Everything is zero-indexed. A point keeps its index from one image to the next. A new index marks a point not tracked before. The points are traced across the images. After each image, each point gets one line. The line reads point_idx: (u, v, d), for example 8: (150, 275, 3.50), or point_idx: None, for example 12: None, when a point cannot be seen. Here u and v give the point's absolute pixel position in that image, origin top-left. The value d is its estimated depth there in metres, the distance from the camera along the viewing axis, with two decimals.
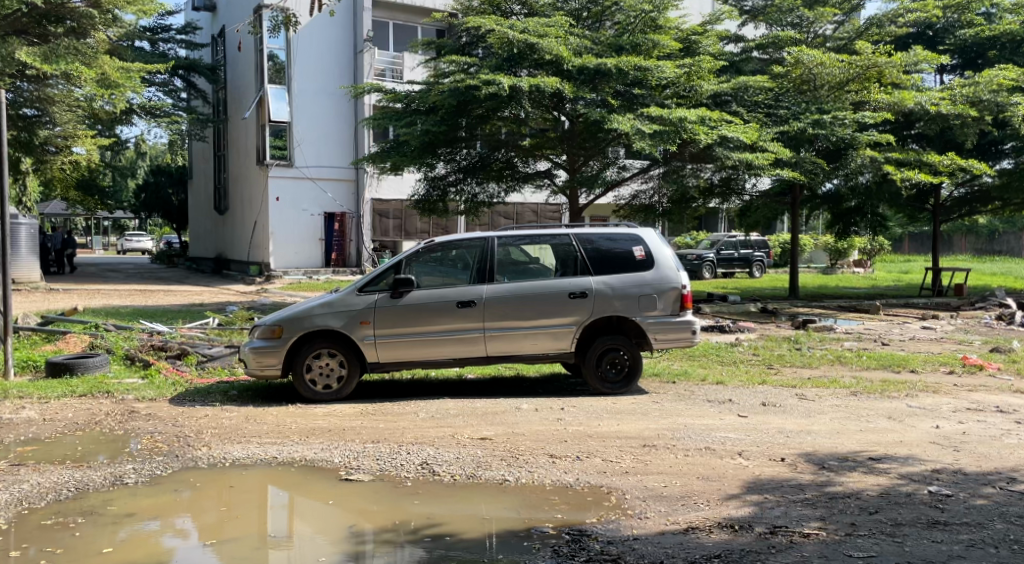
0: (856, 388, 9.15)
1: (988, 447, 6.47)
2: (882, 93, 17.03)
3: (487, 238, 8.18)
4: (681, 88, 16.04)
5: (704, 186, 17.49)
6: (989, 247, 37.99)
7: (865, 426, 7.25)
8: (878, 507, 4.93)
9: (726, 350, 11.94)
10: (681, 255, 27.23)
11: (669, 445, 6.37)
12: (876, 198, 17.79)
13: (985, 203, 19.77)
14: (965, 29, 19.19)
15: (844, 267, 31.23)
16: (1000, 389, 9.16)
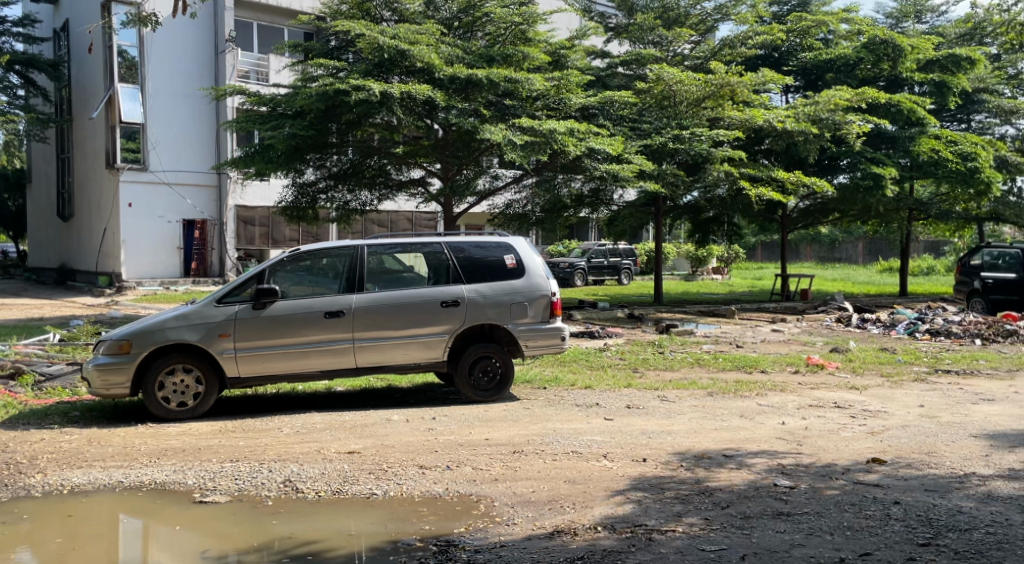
0: (712, 388, 9.65)
1: (827, 441, 6.99)
2: (736, 110, 17.97)
3: (358, 246, 8.04)
4: (551, 101, 16.55)
5: (575, 195, 17.90)
6: (830, 255, 41.20)
7: (719, 424, 7.66)
8: (730, 502, 5.20)
9: (594, 356, 12.29)
10: (554, 263, 27.74)
11: (538, 450, 6.47)
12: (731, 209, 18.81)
13: (827, 215, 21.38)
14: (806, 53, 20.71)
15: (704, 274, 32.97)
16: (839, 386, 9.92)
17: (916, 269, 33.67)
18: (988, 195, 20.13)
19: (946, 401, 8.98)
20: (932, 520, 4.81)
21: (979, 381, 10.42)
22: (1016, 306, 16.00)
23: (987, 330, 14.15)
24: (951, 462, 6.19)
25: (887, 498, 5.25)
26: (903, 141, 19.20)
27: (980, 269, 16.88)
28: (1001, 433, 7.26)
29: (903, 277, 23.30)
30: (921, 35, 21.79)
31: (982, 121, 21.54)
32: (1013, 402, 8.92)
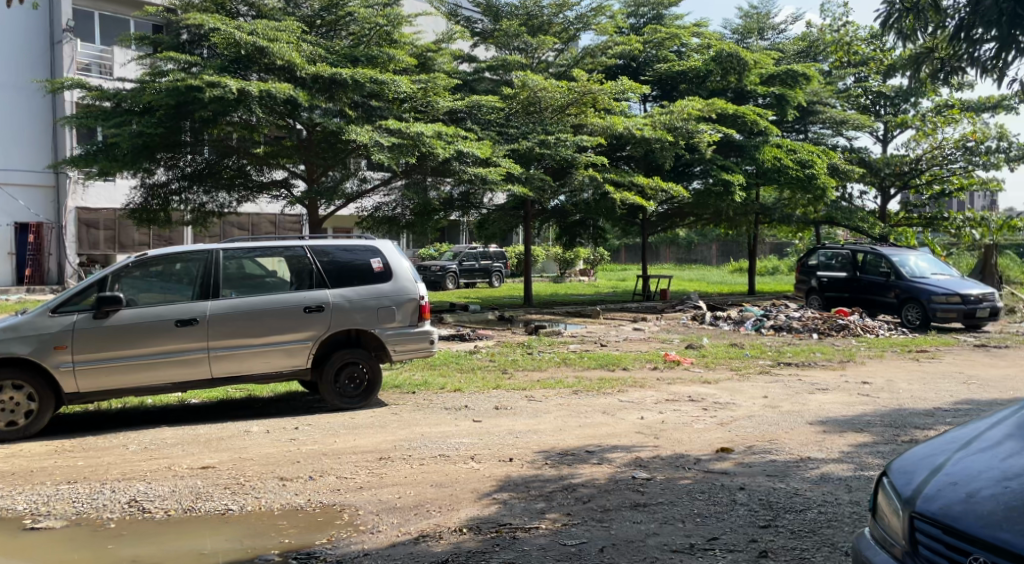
0: (577, 387, 9.92)
1: (683, 433, 7.35)
2: (599, 117, 18.49)
3: (214, 250, 7.69)
4: (418, 103, 16.53)
5: (443, 199, 17.84)
6: (687, 256, 43.38)
7: (583, 421, 7.87)
8: (591, 497, 5.36)
9: (464, 358, 12.34)
10: (424, 267, 27.57)
11: (405, 456, 6.41)
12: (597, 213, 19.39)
13: (684, 218, 22.45)
14: (662, 63, 21.66)
15: (572, 276, 33.85)
16: (694, 381, 10.47)
17: (764, 269, 35.99)
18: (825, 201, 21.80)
19: (787, 391, 9.66)
20: (773, 503, 5.16)
21: (816, 371, 11.29)
22: (846, 302, 17.34)
23: (823, 325, 15.33)
24: (790, 448, 6.65)
25: (734, 485, 5.57)
26: (749, 150, 20.47)
27: (817, 268, 18.47)
28: (834, 419, 7.89)
29: (752, 277, 24.78)
30: (765, 52, 23.38)
31: (818, 132, 23.32)
32: (844, 390, 9.72)
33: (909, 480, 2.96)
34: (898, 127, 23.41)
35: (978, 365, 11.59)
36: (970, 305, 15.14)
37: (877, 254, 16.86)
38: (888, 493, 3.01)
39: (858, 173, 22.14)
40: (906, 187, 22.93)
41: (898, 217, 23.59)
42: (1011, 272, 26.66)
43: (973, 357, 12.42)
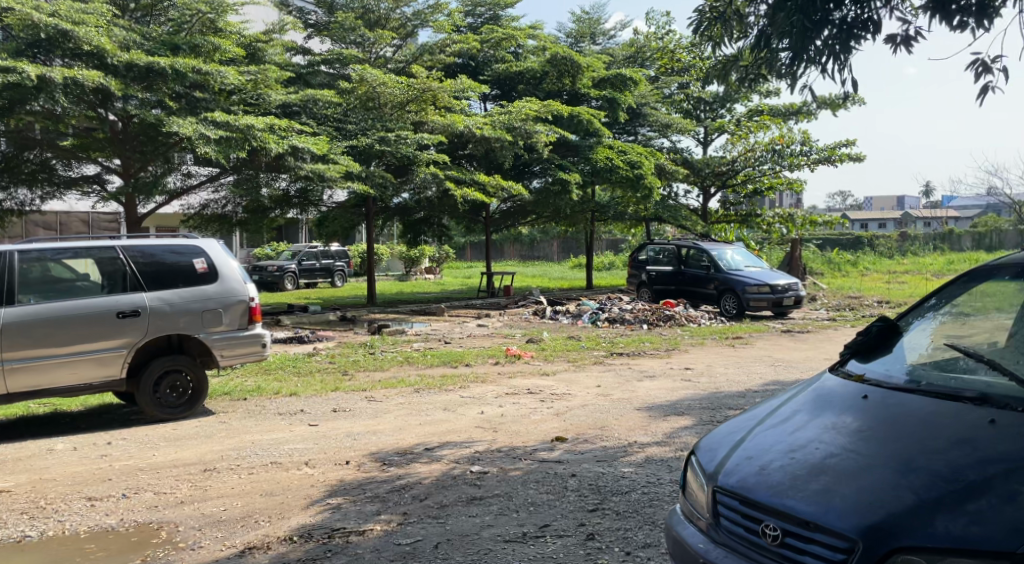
0: (418, 385, 9.88)
1: (520, 425, 7.51)
2: (438, 115, 18.41)
3: (11, 253, 7.00)
4: (248, 96, 15.84)
5: (278, 196, 17.11)
6: (530, 253, 44.40)
7: (423, 419, 7.86)
8: (427, 494, 5.37)
9: (302, 361, 11.95)
10: (261, 267, 26.42)
11: (232, 465, 6.12)
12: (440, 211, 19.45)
13: (524, 216, 22.86)
14: (499, 63, 21.99)
15: (417, 273, 33.58)
16: (533, 374, 10.73)
17: (600, 265, 37.48)
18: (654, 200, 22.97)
19: (619, 380, 10.13)
20: (600, 487, 5.38)
21: (646, 360, 11.91)
22: (672, 294, 18.38)
23: (652, 316, 16.20)
24: (619, 434, 6.98)
25: (565, 472, 5.77)
26: (584, 150, 21.20)
27: (646, 263, 19.46)
28: (659, 404, 8.35)
29: (590, 272, 25.70)
30: (596, 56, 24.35)
31: (647, 134, 24.39)
32: (670, 377, 10.32)
33: (713, 457, 3.18)
34: (716, 131, 24.77)
35: (785, 349, 12.68)
36: (778, 294, 16.53)
37: (700, 248, 18.04)
38: (697, 468, 3.23)
39: (682, 173, 23.54)
40: (724, 186, 24.66)
41: (717, 215, 25.29)
42: (814, 264, 29.41)
43: (780, 342, 13.58)
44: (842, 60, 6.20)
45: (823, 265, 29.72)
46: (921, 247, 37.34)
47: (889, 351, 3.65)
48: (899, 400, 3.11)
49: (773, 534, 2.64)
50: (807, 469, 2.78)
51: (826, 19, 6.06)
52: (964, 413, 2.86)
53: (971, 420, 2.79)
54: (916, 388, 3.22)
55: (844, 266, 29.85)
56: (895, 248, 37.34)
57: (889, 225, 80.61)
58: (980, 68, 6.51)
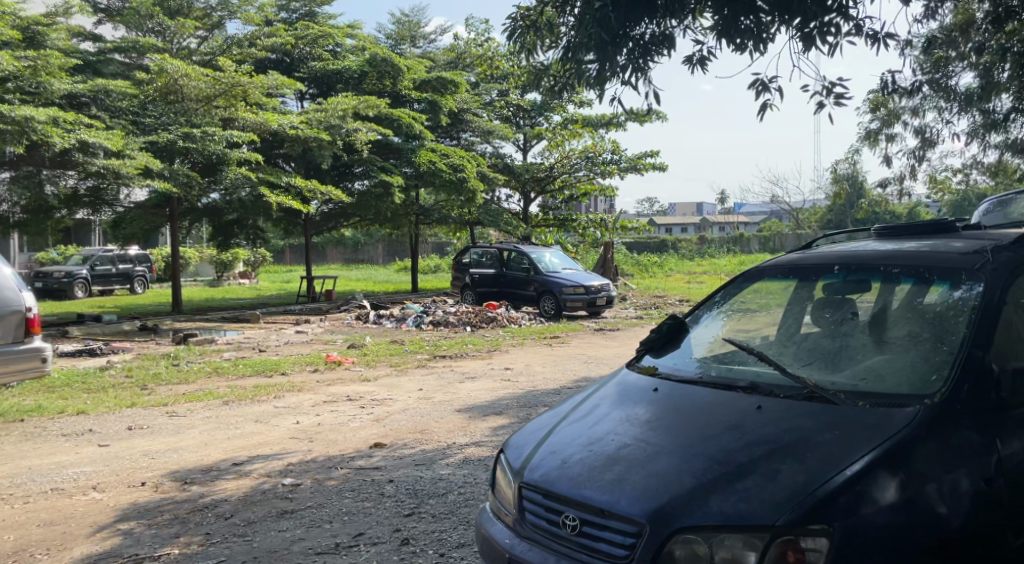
0: (228, 396, 9.35)
1: (337, 433, 7.33)
2: (250, 112, 17.50)
3: None
4: (25, 83, 14.23)
5: (66, 194, 15.49)
6: (354, 256, 43.43)
7: (232, 433, 7.46)
8: (234, 511, 5.11)
9: (93, 376, 10.93)
10: (46, 274, 23.86)
11: (4, 496, 5.48)
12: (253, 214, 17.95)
13: (344, 218, 22.30)
14: (316, 62, 21.36)
15: (230, 279, 31.77)
16: (353, 380, 10.50)
17: (425, 268, 37.42)
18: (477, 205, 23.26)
19: (439, 382, 10.16)
20: (418, 491, 5.37)
21: (467, 362, 12.04)
22: (495, 296, 18.73)
23: (475, 318, 16.41)
24: (438, 437, 7.01)
25: (383, 478, 5.70)
26: (406, 153, 21.03)
27: (469, 266, 19.67)
28: (479, 405, 8.47)
29: (414, 276, 25.56)
30: (416, 59, 24.35)
31: (468, 139, 24.60)
32: (490, 377, 10.50)
33: (519, 453, 3.29)
34: (535, 138, 25.47)
35: (597, 347, 13.30)
36: (592, 295, 17.31)
37: (520, 251, 18.52)
38: (504, 466, 3.31)
39: (503, 179, 24.01)
40: (543, 192, 25.49)
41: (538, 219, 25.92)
42: (625, 266, 31.14)
43: (594, 340, 14.26)
44: (642, 74, 6.62)
45: (633, 267, 31.53)
46: (717, 250, 40.65)
47: (678, 346, 3.95)
48: (683, 392, 3.37)
49: (572, 524, 2.76)
50: (602, 461, 2.93)
51: (628, 35, 6.44)
52: (736, 400, 3.15)
53: (742, 407, 3.07)
54: (698, 379, 3.50)
55: (651, 268, 31.81)
56: (697, 252, 40.33)
57: (691, 229, 87.11)
58: (760, 88, 7.19)
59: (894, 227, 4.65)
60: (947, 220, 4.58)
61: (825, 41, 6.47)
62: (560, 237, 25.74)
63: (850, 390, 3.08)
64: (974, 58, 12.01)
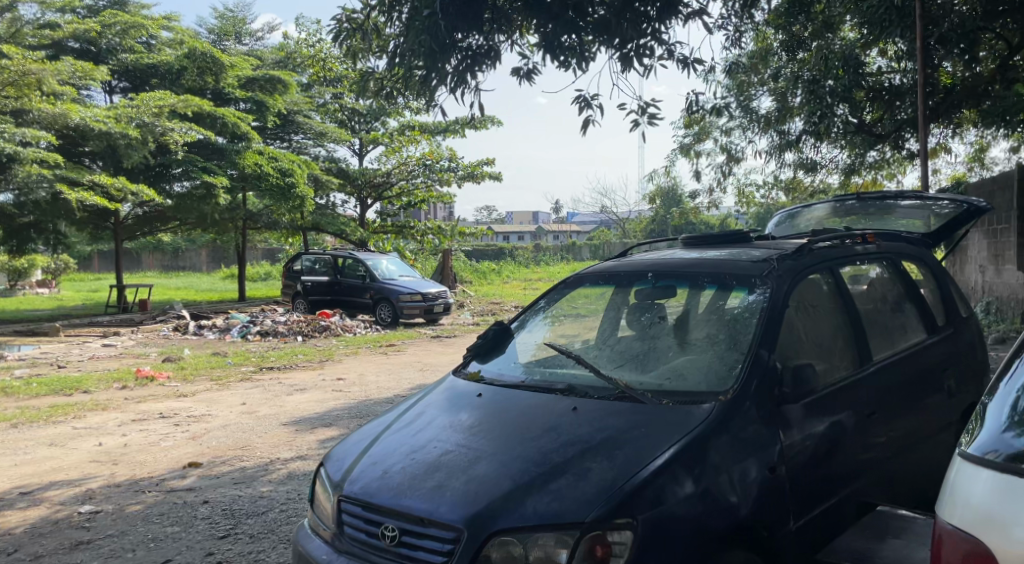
0: (18, 418, 8.44)
1: (146, 454, 6.82)
2: (45, 103, 15.83)
3: None
4: None
5: None
6: (173, 263, 40.61)
7: (21, 459, 6.74)
8: (18, 545, 4.62)
9: None
10: None
11: None
12: (52, 217, 16.67)
13: (162, 222, 20.83)
14: (126, 53, 19.80)
15: (26, 288, 28.66)
16: (168, 396, 9.82)
17: (255, 276, 35.71)
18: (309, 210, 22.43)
19: (265, 396, 9.71)
20: (235, 511, 5.10)
21: (296, 373, 11.60)
22: (328, 304, 18.20)
23: (306, 327, 15.86)
24: (262, 452, 6.71)
25: (197, 500, 5.37)
26: (230, 153, 19.94)
27: (301, 273, 18.99)
28: (306, 417, 8.18)
29: (241, 283, 24.28)
30: (241, 56, 23.19)
31: (300, 141, 23.74)
32: (320, 389, 10.17)
33: (339, 466, 3.22)
34: (370, 143, 24.99)
35: (431, 354, 13.26)
36: (429, 302, 17.25)
37: (356, 258, 18.08)
38: (324, 481, 3.22)
39: (336, 183, 23.24)
40: (380, 199, 25.02)
41: (375, 226, 25.46)
42: (463, 272, 31.26)
43: (429, 347, 14.21)
44: (470, 86, 6.69)
45: (471, 273, 31.77)
46: (552, 258, 41.82)
47: (502, 352, 4.02)
48: (503, 396, 3.44)
49: (391, 535, 2.73)
50: (423, 468, 2.92)
51: (456, 45, 6.49)
52: (554, 402, 3.26)
53: (558, 409, 3.18)
54: (520, 383, 3.59)
55: (489, 274, 32.14)
56: (533, 260, 41.23)
57: (527, 237, 89.15)
58: (582, 104, 7.50)
59: (698, 237, 5.02)
60: (744, 230, 5.00)
61: (641, 62, 6.89)
62: (399, 244, 25.35)
63: (657, 389, 3.27)
64: (772, 83, 13.21)
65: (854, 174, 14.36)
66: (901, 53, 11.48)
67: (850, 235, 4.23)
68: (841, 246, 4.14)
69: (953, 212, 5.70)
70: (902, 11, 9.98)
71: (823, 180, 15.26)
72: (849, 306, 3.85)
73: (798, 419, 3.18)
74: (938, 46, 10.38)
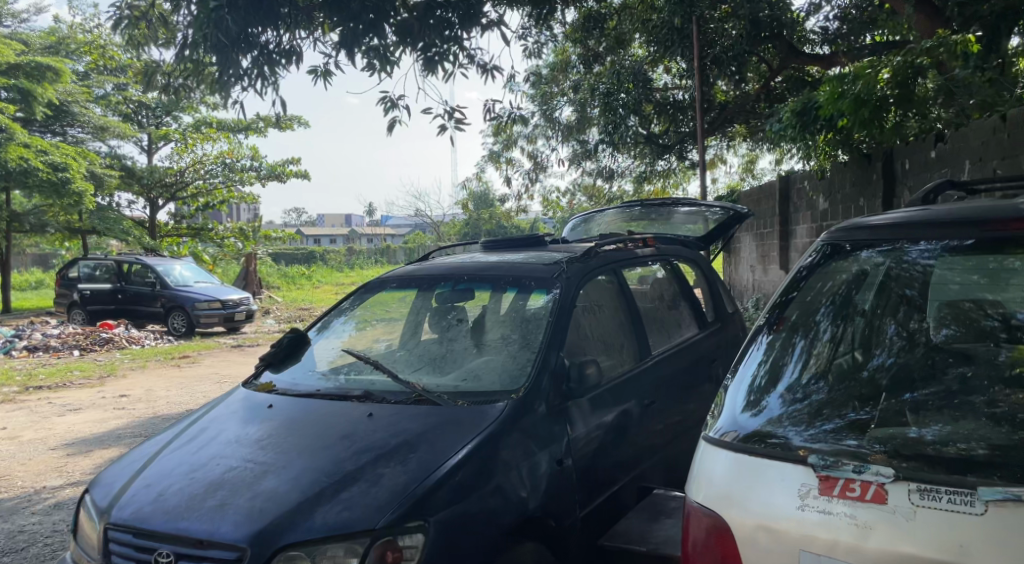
0: None
1: None
2: None
3: None
4: None
5: None
6: None
7: None
8: None
9: None
10: None
11: None
12: None
13: None
14: None
15: None
16: None
17: (24, 284, 31.95)
18: (86, 210, 20.36)
19: (32, 418, 8.73)
20: None
21: (70, 392, 10.53)
22: (111, 314, 16.70)
23: (84, 341, 14.44)
24: (24, 482, 6.02)
25: None
26: None
27: (78, 281, 17.29)
28: (81, 440, 7.45)
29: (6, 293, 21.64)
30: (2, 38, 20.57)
31: (76, 135, 21.76)
32: (99, 408, 9.29)
33: (108, 491, 2.97)
34: (161, 139, 23.23)
35: (229, 365, 12.54)
36: (229, 310, 16.26)
37: (144, 263, 16.65)
38: (89, 509, 2.94)
39: (118, 181, 21.19)
40: (173, 199, 22.99)
41: (168, 228, 23.65)
42: (270, 277, 29.90)
43: (229, 357, 13.46)
44: (270, 82, 6.43)
45: (278, 278, 30.46)
46: (365, 261, 41.05)
47: (298, 360, 3.91)
48: (297, 406, 3.34)
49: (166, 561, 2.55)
50: (203, 488, 2.77)
51: (252, 41, 6.20)
52: (348, 410, 3.21)
53: (353, 416, 3.14)
54: (315, 391, 3.50)
55: (298, 279, 31.00)
56: (345, 265, 40.28)
57: (339, 241, 87.04)
58: (388, 104, 7.46)
59: (498, 241, 5.16)
60: (538, 234, 5.21)
61: (444, 68, 6.95)
62: (196, 248, 23.75)
63: (452, 391, 3.32)
64: (572, 94, 13.82)
65: (646, 181, 15.34)
66: (683, 71, 12.46)
67: (632, 239, 4.53)
68: (625, 249, 4.43)
69: (721, 217, 6.32)
70: (682, 33, 11.03)
71: (619, 187, 16.18)
72: (631, 305, 4.13)
73: (583, 412, 3.37)
74: (713, 66, 11.38)
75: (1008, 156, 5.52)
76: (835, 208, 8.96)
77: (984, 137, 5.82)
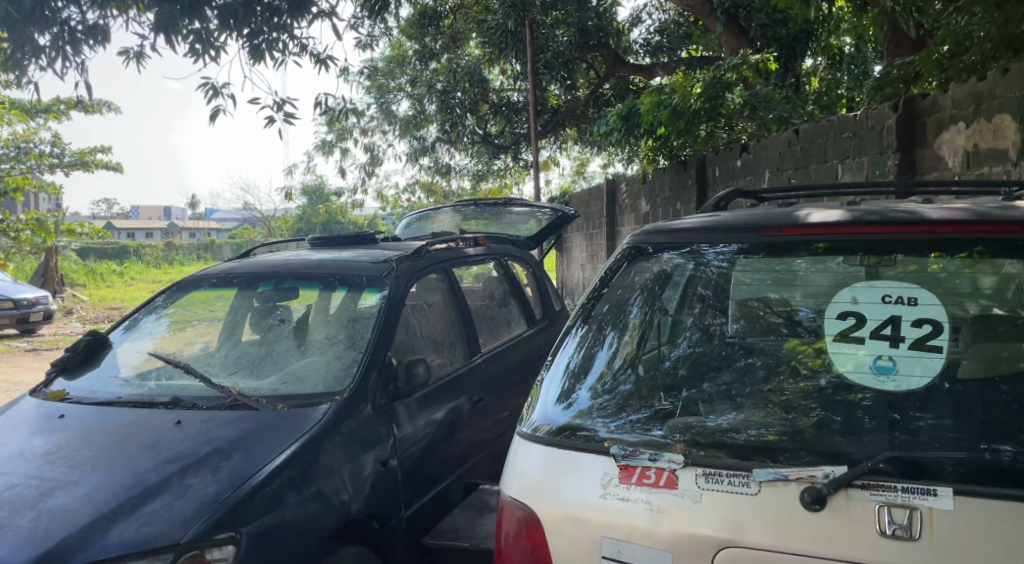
0: None
1: None
2: None
3: None
4: None
5: None
6: None
7: None
8: None
9: None
10: None
11: None
12: None
13: None
14: None
15: None
16: None
17: None
18: None
19: None
20: None
21: None
22: None
23: None
24: None
25: None
26: None
27: None
28: None
29: None
30: None
31: None
32: None
33: None
34: None
35: (24, 371, 11.32)
36: (23, 310, 14.65)
37: None
38: None
39: None
40: None
41: None
42: (76, 274, 27.35)
43: (22, 363, 12.14)
44: (75, 62, 5.88)
45: (85, 274, 27.93)
46: (186, 258, 38.47)
47: (98, 364, 3.61)
48: (94, 415, 3.08)
49: None
50: None
51: (52, 17, 5.63)
52: (155, 418, 3.01)
53: (159, 424, 2.95)
54: (116, 399, 3.24)
55: (107, 275, 28.56)
56: (163, 262, 37.60)
57: (157, 235, 81.23)
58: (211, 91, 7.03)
59: (326, 237, 5.02)
60: (366, 233, 5.10)
61: (273, 56, 6.66)
62: None
63: (271, 394, 3.20)
64: (408, 90, 13.71)
65: (482, 181, 15.50)
66: (516, 74, 12.70)
67: (463, 239, 4.56)
68: (455, 248, 4.45)
69: (551, 217, 6.50)
70: (514, 36, 11.39)
71: (455, 185, 16.25)
72: (460, 304, 4.16)
73: (410, 413, 3.35)
74: (544, 71, 11.70)
75: (801, 166, 6.09)
76: (655, 210, 9.42)
77: (781, 149, 6.38)
